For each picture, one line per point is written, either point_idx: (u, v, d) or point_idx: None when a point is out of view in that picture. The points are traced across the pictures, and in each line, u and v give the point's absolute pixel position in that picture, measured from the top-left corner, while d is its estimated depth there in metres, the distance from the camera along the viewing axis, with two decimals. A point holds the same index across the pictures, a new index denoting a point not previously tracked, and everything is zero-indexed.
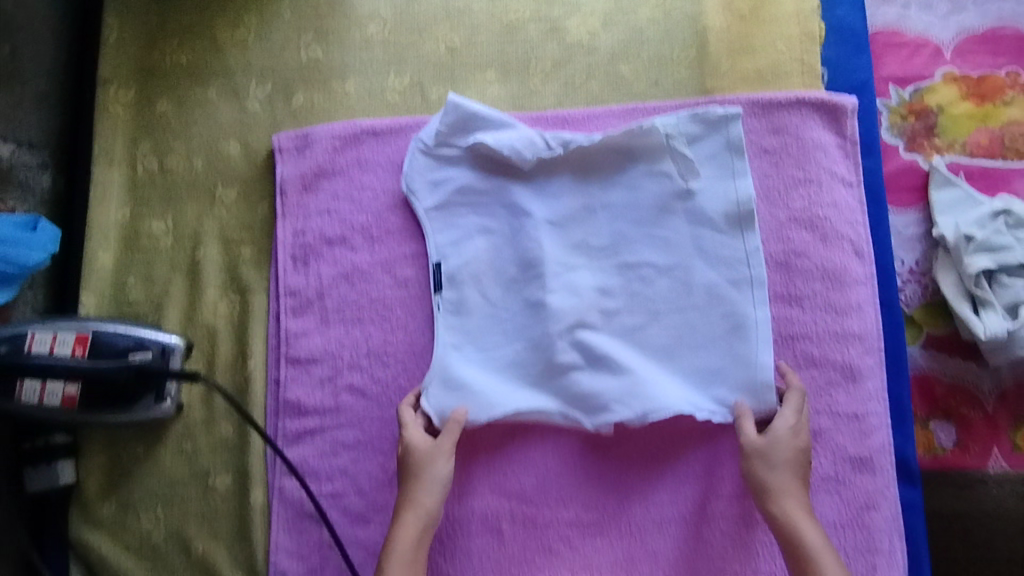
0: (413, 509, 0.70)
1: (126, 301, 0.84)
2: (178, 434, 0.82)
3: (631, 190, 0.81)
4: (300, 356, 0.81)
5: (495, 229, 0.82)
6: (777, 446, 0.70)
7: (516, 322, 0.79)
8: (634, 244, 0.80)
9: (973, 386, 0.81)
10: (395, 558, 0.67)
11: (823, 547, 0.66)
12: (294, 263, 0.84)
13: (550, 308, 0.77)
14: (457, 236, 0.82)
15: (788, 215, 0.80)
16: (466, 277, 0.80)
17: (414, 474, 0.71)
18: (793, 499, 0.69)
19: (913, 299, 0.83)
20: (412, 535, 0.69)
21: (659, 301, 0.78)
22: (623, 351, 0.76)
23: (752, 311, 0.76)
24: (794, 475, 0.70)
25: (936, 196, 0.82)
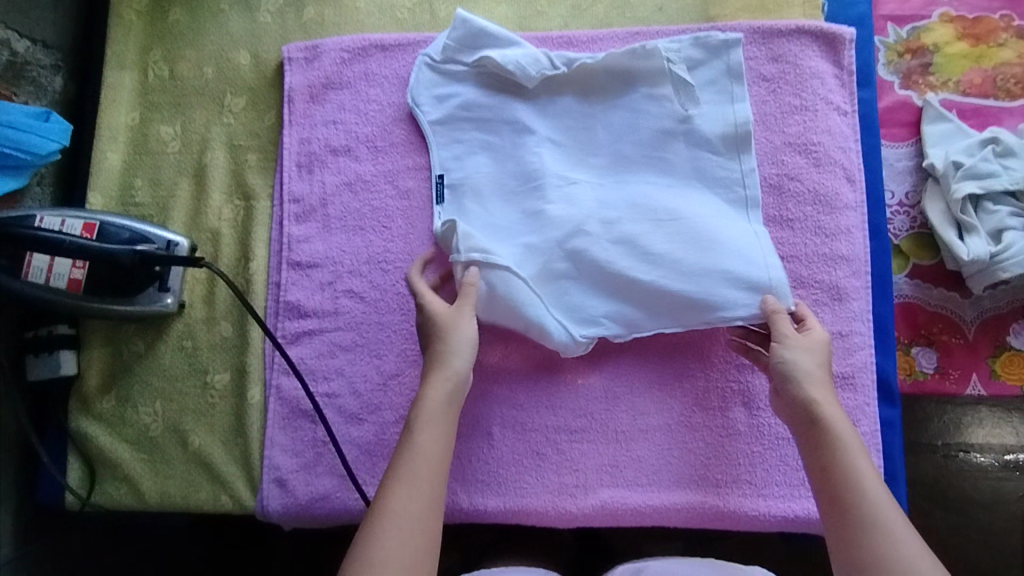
0: (443, 370, 0.67)
1: (132, 201, 0.86)
2: (178, 331, 0.83)
3: (631, 112, 0.82)
4: (301, 260, 0.83)
5: (497, 145, 0.83)
6: (806, 343, 0.70)
7: (516, 228, 0.79)
8: (632, 163, 0.81)
9: (956, 316, 0.83)
10: (425, 417, 0.65)
11: (850, 435, 0.64)
12: (298, 170, 0.85)
13: (550, 217, 0.78)
14: (460, 150, 0.84)
15: (783, 139, 0.82)
16: (467, 190, 0.82)
17: (439, 330, 0.70)
18: (825, 391, 0.67)
19: (902, 230, 0.85)
20: (441, 394, 0.66)
21: (662, 213, 0.77)
22: (619, 259, 0.75)
23: (747, 230, 0.78)
24: (823, 369, 0.68)
25: (929, 129, 0.85)
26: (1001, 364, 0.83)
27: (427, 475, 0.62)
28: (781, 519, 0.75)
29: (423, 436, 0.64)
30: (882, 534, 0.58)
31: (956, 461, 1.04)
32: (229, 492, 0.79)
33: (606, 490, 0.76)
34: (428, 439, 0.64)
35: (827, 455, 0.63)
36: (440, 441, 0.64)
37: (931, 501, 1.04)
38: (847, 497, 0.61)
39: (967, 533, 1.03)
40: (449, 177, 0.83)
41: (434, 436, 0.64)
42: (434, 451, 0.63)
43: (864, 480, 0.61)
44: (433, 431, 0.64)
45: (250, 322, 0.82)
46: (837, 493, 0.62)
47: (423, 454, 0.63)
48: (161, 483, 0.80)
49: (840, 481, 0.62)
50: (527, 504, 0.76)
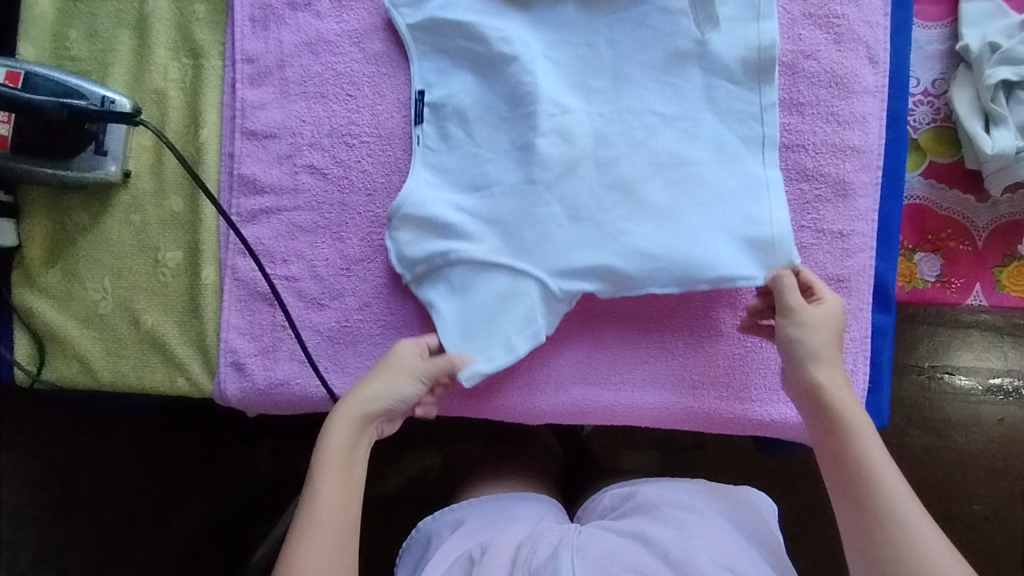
0: (356, 405, 0.62)
1: (67, 56, 0.77)
2: (126, 204, 0.76)
3: (641, 28, 0.69)
4: (256, 129, 0.75)
5: (479, 59, 0.71)
6: (818, 319, 0.63)
7: (497, 163, 0.69)
8: (640, 91, 0.68)
9: (967, 220, 0.77)
10: (334, 457, 0.61)
11: (866, 427, 0.59)
12: (253, 26, 0.75)
13: (538, 153, 0.66)
14: (446, 65, 0.73)
15: (802, 11, 0.72)
16: (450, 113, 0.72)
17: (385, 367, 0.64)
18: (834, 373, 0.62)
19: (923, 122, 0.76)
20: (347, 436, 0.62)
21: (663, 154, 0.67)
22: (615, 212, 0.66)
23: (763, 172, 0.67)
24: (834, 351, 0.63)
25: (968, 6, 0.75)
26: (1006, 275, 0.77)
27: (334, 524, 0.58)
28: (756, 422, 0.72)
29: (326, 483, 0.60)
30: (903, 538, 0.54)
31: (940, 384, 1.03)
32: (184, 373, 0.74)
33: (577, 387, 0.72)
34: (327, 487, 0.59)
35: (840, 442, 0.59)
36: (348, 478, 0.61)
37: (908, 420, 1.03)
38: (864, 493, 0.56)
39: (943, 457, 1.03)
40: (429, 94, 0.73)
41: (338, 475, 0.60)
42: (336, 492, 0.60)
43: (882, 476, 0.56)
44: (334, 480, 0.60)
45: (202, 197, 0.75)
46: (853, 488, 0.57)
47: (330, 498, 0.59)
48: (113, 363, 0.75)
49: (854, 475, 0.57)
50: (493, 398, 0.73)
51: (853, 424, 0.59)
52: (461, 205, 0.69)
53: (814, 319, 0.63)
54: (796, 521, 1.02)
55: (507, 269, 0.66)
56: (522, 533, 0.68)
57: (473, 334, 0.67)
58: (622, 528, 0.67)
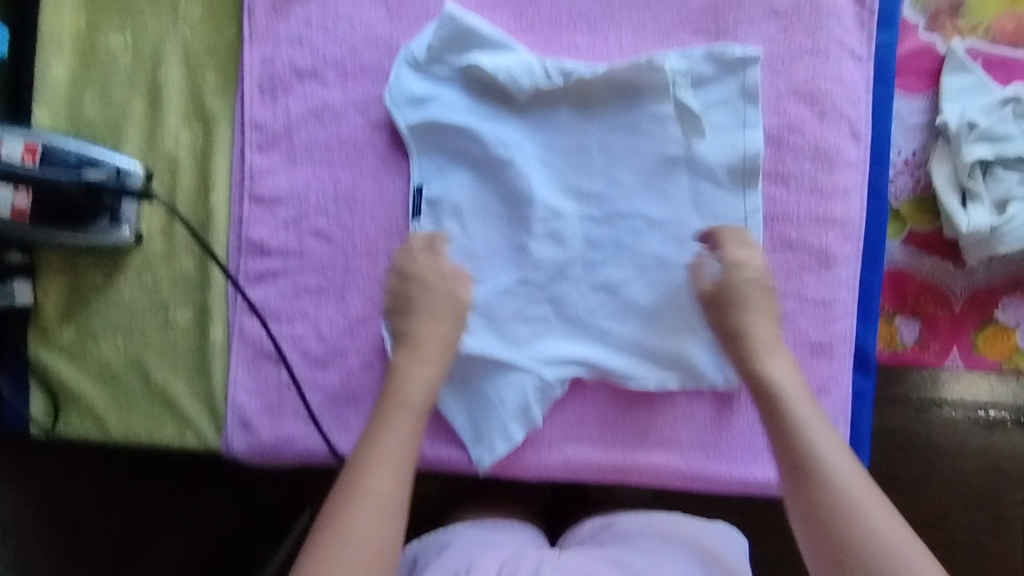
0: (431, 353, 0.67)
1: (82, 120, 0.79)
2: (137, 264, 0.79)
3: (631, 133, 0.76)
4: (264, 194, 0.78)
5: (477, 163, 0.77)
6: (747, 287, 0.68)
7: (494, 261, 0.77)
8: (630, 193, 0.76)
9: (945, 286, 0.80)
10: (407, 404, 0.64)
11: (794, 385, 0.64)
12: (261, 94, 0.79)
13: (533, 256, 0.76)
14: (445, 162, 0.78)
15: (788, 86, 0.75)
16: (447, 209, 0.77)
17: (437, 314, 0.69)
18: (769, 337, 0.67)
19: (902, 191, 0.80)
20: (423, 381, 0.66)
21: (648, 256, 0.76)
22: (598, 314, 0.76)
23: None
24: (764, 306, 0.68)
25: (948, 80, 0.78)
26: (982, 338, 0.81)
27: (391, 469, 0.60)
28: (742, 482, 0.75)
29: (393, 422, 0.63)
30: (834, 487, 0.58)
31: (930, 417, 1.05)
32: (193, 428, 0.78)
33: (571, 448, 0.75)
34: (398, 423, 0.63)
35: (773, 404, 0.64)
36: (416, 426, 0.63)
37: (896, 451, 1.06)
38: (799, 450, 0.61)
39: (925, 483, 1.06)
40: (428, 189, 0.77)
41: (406, 423, 0.63)
42: (402, 438, 0.62)
43: (812, 431, 0.61)
44: (407, 422, 0.63)
45: (211, 263, 0.78)
46: (787, 446, 0.61)
47: (394, 441, 0.61)
48: (124, 418, 0.78)
49: (787, 432, 0.62)
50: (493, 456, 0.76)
51: (787, 385, 0.64)
52: None
53: (731, 279, 0.68)
54: (782, 557, 1.06)
55: (508, 366, 0.74)
56: (505, 557, 0.70)
57: (475, 424, 0.75)
58: (599, 553, 0.71)
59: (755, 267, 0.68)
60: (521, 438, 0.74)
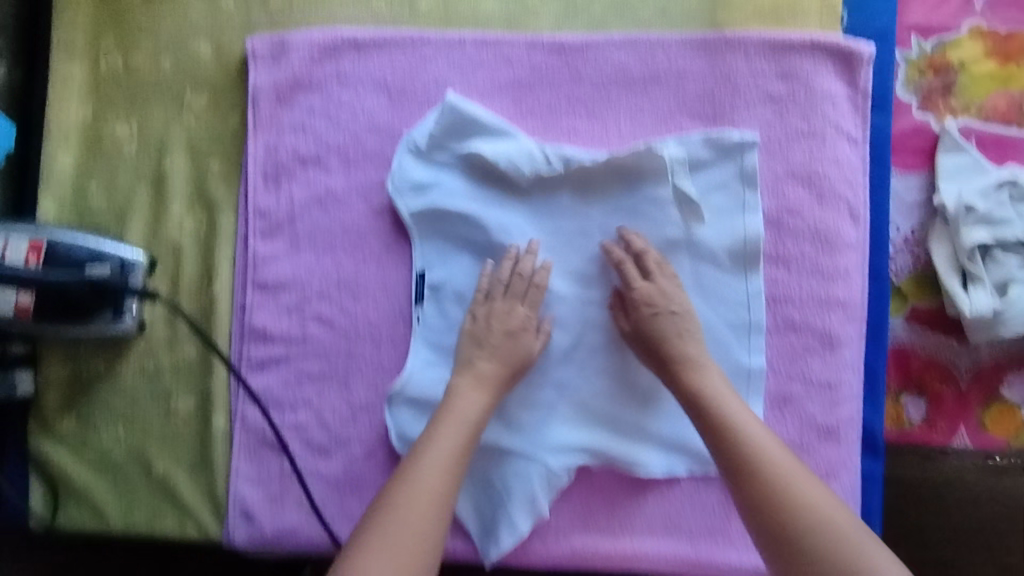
0: (487, 376, 0.71)
1: (87, 209, 0.80)
2: (139, 352, 0.79)
3: (631, 216, 0.76)
4: (267, 281, 0.78)
5: (480, 247, 0.77)
6: (664, 307, 0.72)
7: None
8: None
9: (949, 363, 0.81)
10: (458, 420, 0.68)
11: (724, 390, 0.68)
12: (265, 182, 0.79)
13: None
14: (446, 246, 0.78)
15: (785, 169, 0.76)
16: (450, 294, 0.77)
17: (510, 333, 0.73)
18: (697, 348, 0.71)
19: (903, 269, 0.81)
20: (477, 400, 0.70)
21: None
22: (602, 398, 0.76)
23: (747, 358, 0.75)
24: (686, 322, 0.72)
25: (943, 160, 0.79)
26: (989, 415, 0.80)
27: (434, 484, 0.63)
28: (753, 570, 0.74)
29: (442, 432, 0.66)
30: (776, 475, 0.60)
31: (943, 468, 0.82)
32: (194, 519, 0.77)
33: (579, 538, 0.75)
34: (445, 434, 0.66)
35: (709, 410, 0.66)
36: (465, 440, 0.67)
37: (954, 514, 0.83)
38: (738, 448, 0.63)
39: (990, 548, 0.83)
40: (430, 274, 0.78)
41: (455, 444, 0.66)
42: (449, 456, 0.65)
43: (748, 428, 0.64)
44: (458, 436, 0.67)
45: (214, 356, 0.78)
46: (726, 445, 0.64)
47: (442, 450, 0.65)
48: (124, 509, 0.77)
49: (723, 432, 0.64)
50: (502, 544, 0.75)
51: (718, 391, 0.67)
52: None
53: (645, 304, 0.72)
54: None
55: (514, 454, 0.74)
56: None
57: (481, 514, 0.74)
58: None
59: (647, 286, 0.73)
60: (528, 529, 0.73)
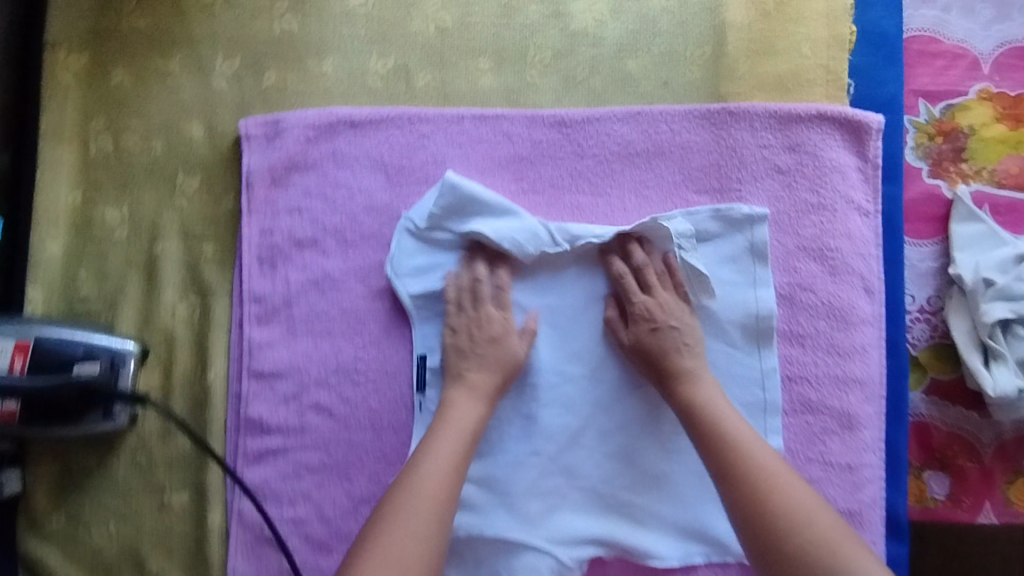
0: (478, 387, 0.71)
1: (77, 297, 0.77)
2: (132, 445, 0.76)
3: None
4: (263, 370, 0.76)
5: None
6: (669, 316, 0.72)
7: (504, 432, 0.74)
8: None
9: (972, 436, 0.78)
10: (451, 429, 0.67)
11: (717, 398, 0.68)
12: (260, 266, 0.77)
13: (541, 425, 0.73)
14: None
15: (796, 243, 0.74)
16: None
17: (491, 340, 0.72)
18: (695, 358, 0.71)
19: (920, 339, 0.79)
20: (469, 406, 0.70)
21: (663, 421, 0.73)
22: (612, 486, 0.73)
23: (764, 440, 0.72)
24: (691, 334, 0.71)
25: (957, 229, 0.77)
26: (1017, 492, 0.77)
27: (434, 494, 0.62)
28: None
29: (439, 441, 0.66)
30: (767, 480, 0.61)
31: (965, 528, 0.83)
32: None
33: None
34: (443, 443, 0.66)
35: (702, 418, 0.67)
36: (462, 450, 0.67)
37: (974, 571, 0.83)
38: (729, 457, 0.63)
39: None
40: (432, 357, 0.75)
41: (453, 452, 0.66)
42: (449, 466, 0.65)
43: (738, 435, 0.65)
44: (453, 446, 0.66)
45: (208, 458, 0.75)
46: (717, 453, 0.64)
47: (439, 457, 0.65)
48: None
49: (714, 440, 0.65)
50: None
51: (710, 399, 0.68)
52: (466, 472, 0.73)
53: (650, 312, 0.72)
54: None
55: (524, 549, 0.71)
56: None
57: None
58: None
59: (655, 298, 0.72)
60: None
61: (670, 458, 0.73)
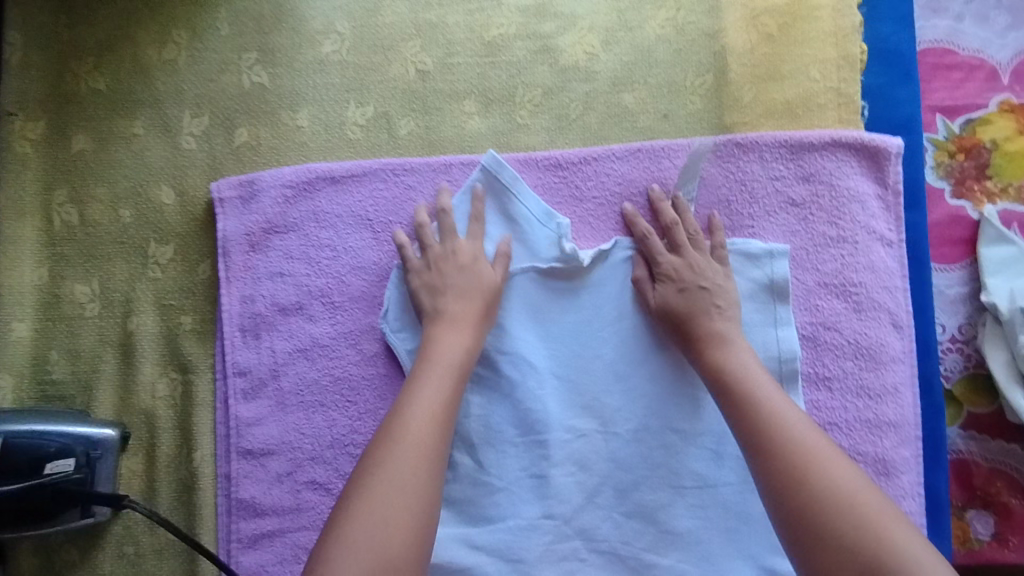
0: (461, 317, 0.65)
1: (49, 381, 0.72)
2: (116, 538, 0.70)
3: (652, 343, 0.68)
4: (253, 448, 0.70)
5: (486, 383, 0.69)
6: (696, 273, 0.66)
7: (516, 497, 0.67)
8: (658, 407, 0.68)
9: (1017, 472, 0.72)
10: (440, 368, 0.61)
11: (754, 369, 0.61)
12: (243, 337, 0.72)
13: (556, 488, 0.67)
14: None
15: (816, 279, 0.69)
16: (457, 444, 0.68)
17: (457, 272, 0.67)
18: (727, 321, 0.65)
19: (954, 370, 0.73)
20: (455, 341, 0.63)
21: (687, 477, 0.67)
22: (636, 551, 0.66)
23: None
24: (722, 288, 0.66)
25: (986, 252, 0.72)
26: None
27: (423, 437, 0.55)
28: None
29: (426, 382, 0.59)
30: (802, 455, 0.53)
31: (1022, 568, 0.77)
32: None
33: None
34: (430, 387, 0.59)
35: (732, 393, 0.59)
36: (452, 390, 0.60)
37: None
38: (762, 425, 0.55)
39: None
40: None
41: (439, 392, 0.59)
42: (438, 407, 0.58)
43: (773, 405, 0.57)
44: (438, 386, 0.59)
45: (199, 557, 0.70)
46: (750, 425, 0.56)
47: (426, 398, 0.58)
48: None
49: (746, 413, 0.57)
50: None
51: (744, 370, 0.60)
52: (477, 543, 0.66)
53: (677, 269, 0.67)
54: None
55: None
56: None
57: None
58: None
59: (683, 257, 0.67)
60: None
61: (695, 514, 0.67)
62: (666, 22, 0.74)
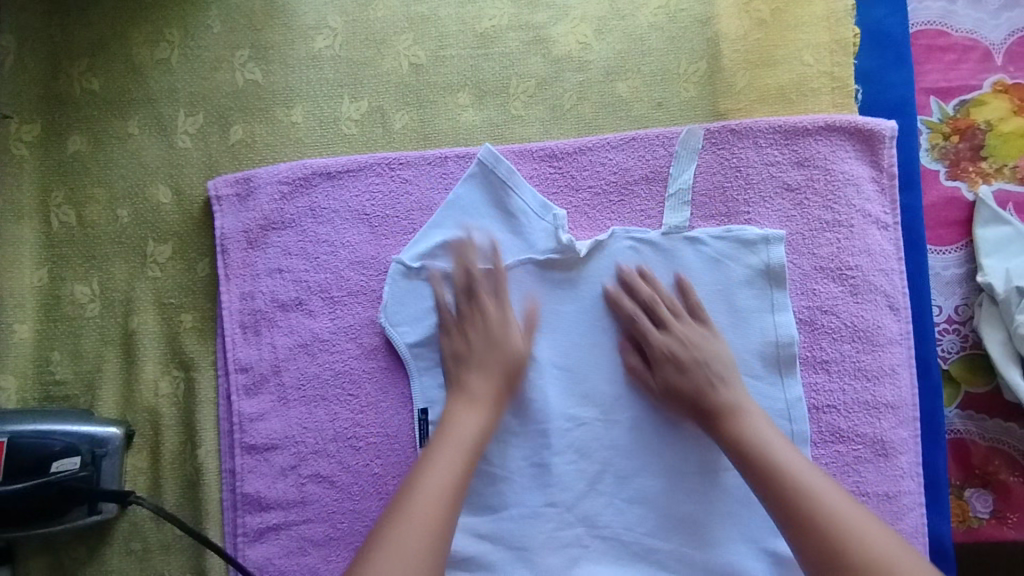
0: (479, 392, 0.66)
1: (52, 381, 0.72)
2: (124, 534, 0.71)
3: None
4: (256, 443, 0.71)
5: None
6: (691, 346, 0.66)
7: (517, 487, 0.68)
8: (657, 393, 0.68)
9: (1015, 450, 0.73)
10: (455, 442, 0.62)
11: (768, 431, 0.62)
12: (244, 333, 0.72)
13: (557, 477, 0.68)
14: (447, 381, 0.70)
15: (813, 263, 0.69)
16: None
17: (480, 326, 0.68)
18: (733, 379, 0.65)
19: (952, 352, 0.74)
20: (473, 417, 0.64)
21: (687, 462, 0.68)
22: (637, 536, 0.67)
23: None
24: (718, 354, 0.66)
25: (982, 233, 0.73)
26: None
27: (433, 510, 0.56)
28: None
29: (444, 457, 0.60)
30: (824, 529, 0.54)
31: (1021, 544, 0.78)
32: None
33: None
34: (446, 461, 0.60)
35: (749, 453, 0.60)
36: (466, 466, 0.61)
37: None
38: (784, 494, 0.57)
39: None
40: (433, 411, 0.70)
41: (455, 468, 0.60)
42: (455, 486, 0.59)
43: (790, 471, 0.58)
44: (458, 464, 0.60)
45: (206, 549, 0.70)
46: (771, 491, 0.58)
47: (443, 473, 0.59)
48: None
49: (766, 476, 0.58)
50: None
51: (758, 433, 0.61)
52: (480, 532, 0.67)
53: (673, 345, 0.66)
54: None
55: None
56: None
57: None
58: None
59: (676, 330, 0.67)
60: None
61: (696, 499, 0.67)
62: (658, 11, 0.74)
